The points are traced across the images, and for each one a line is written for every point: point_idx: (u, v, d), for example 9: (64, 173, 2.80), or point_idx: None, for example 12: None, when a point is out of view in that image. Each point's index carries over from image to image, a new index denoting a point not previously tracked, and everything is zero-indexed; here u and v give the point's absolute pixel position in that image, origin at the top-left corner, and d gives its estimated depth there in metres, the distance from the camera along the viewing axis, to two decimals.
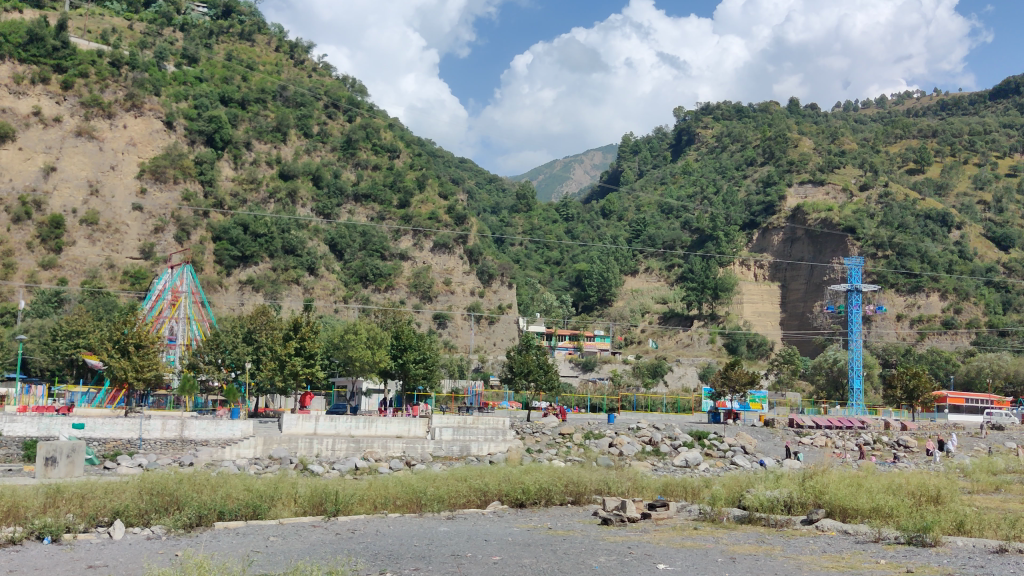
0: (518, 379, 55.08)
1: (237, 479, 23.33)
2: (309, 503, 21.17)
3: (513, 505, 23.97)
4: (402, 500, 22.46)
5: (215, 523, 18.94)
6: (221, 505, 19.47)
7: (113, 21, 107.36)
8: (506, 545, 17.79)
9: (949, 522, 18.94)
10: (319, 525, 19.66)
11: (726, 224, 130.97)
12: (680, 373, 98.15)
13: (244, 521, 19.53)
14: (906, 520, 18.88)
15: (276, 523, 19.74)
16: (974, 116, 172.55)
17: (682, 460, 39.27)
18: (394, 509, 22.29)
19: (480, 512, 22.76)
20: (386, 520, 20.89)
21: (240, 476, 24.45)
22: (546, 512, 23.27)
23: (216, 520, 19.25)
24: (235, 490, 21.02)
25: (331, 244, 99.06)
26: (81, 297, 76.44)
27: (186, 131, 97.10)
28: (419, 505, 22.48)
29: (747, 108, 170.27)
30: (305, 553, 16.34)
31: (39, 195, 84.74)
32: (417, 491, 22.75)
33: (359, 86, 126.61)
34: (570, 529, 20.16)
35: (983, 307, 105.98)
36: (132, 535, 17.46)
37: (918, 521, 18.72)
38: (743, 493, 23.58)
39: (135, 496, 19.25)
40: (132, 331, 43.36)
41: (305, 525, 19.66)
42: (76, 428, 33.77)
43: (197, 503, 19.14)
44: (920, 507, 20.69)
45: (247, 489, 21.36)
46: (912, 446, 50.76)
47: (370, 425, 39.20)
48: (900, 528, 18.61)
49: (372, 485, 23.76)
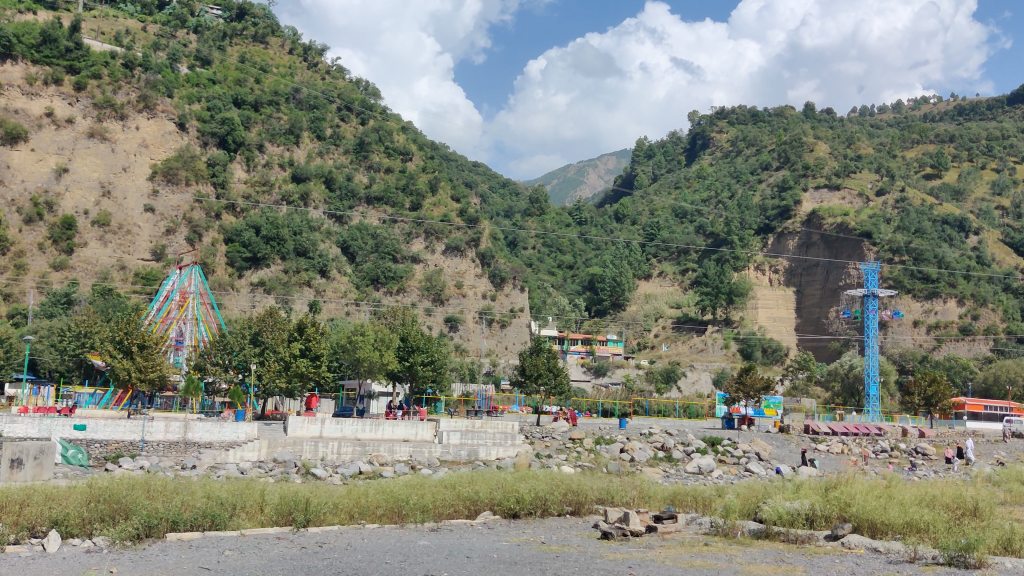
0: (529, 383, 53.99)
1: (201, 486, 22.43)
2: (277, 512, 20.30)
3: (506, 516, 22.99)
4: (383, 511, 21.62)
5: (167, 535, 18.18)
6: (175, 513, 18.65)
7: (126, 22, 106.67)
8: (489, 563, 16.81)
9: (994, 541, 17.89)
10: (286, 539, 18.71)
11: (741, 228, 129.43)
12: (694, 378, 96.55)
13: (201, 532, 18.73)
14: (943, 538, 17.88)
15: (237, 535, 18.85)
16: (992, 121, 170.66)
17: (694, 467, 38.11)
18: (374, 518, 21.47)
19: (468, 524, 21.81)
20: (362, 532, 20.00)
21: (206, 481, 23.39)
22: (542, 524, 22.32)
23: (168, 531, 18.45)
24: (194, 498, 20.14)
25: (342, 246, 98.15)
26: (91, 297, 75.19)
27: (199, 133, 96.57)
28: (401, 516, 21.64)
29: (762, 113, 168.71)
30: (265, 569, 15.52)
31: (51, 197, 84.40)
32: (400, 501, 21.90)
33: (372, 88, 125.91)
34: (566, 545, 19.17)
35: (1001, 313, 104.69)
36: (69, 548, 16.67)
37: (957, 537, 17.68)
38: (759, 505, 22.57)
39: (80, 503, 18.50)
40: (136, 332, 42.64)
41: (270, 538, 18.75)
42: (77, 429, 32.85)
43: (147, 511, 18.38)
44: (959, 522, 19.69)
45: (208, 497, 20.45)
46: (931, 454, 49.49)
47: (376, 429, 38.23)
48: (938, 546, 17.56)
49: (351, 492, 22.89)
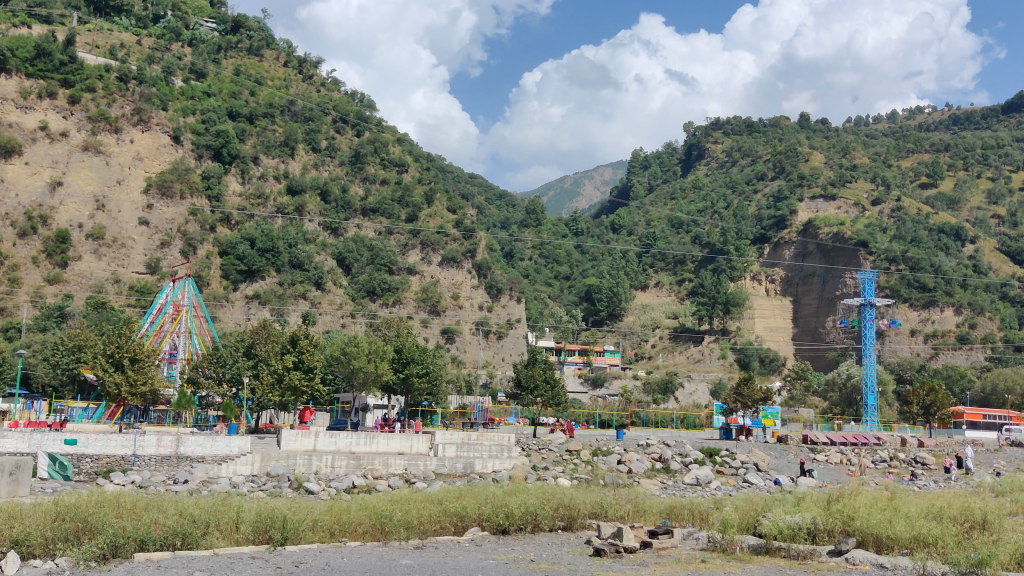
0: (525, 394, 53.55)
1: (175, 503, 22.03)
2: (253, 530, 19.91)
3: (495, 532, 22.60)
4: (366, 527, 21.28)
5: (134, 555, 17.93)
6: (143, 532, 18.39)
7: (121, 35, 106.16)
8: None
9: (1008, 558, 17.40)
10: (260, 558, 18.34)
11: (737, 238, 129.16)
12: (691, 389, 96.17)
13: (171, 551, 18.44)
14: (953, 553, 17.45)
15: (210, 554, 18.51)
16: (987, 130, 171.11)
17: (692, 478, 37.81)
18: (355, 536, 21.09)
19: (454, 541, 21.42)
20: (342, 551, 19.59)
21: (181, 498, 22.89)
22: (533, 540, 21.93)
23: (136, 550, 18.20)
24: (166, 515, 19.77)
25: (338, 258, 97.69)
26: (84, 311, 74.60)
27: (193, 145, 96.24)
28: (384, 533, 21.32)
29: (757, 123, 168.90)
30: None
31: (45, 210, 83.89)
32: (383, 516, 21.54)
33: (367, 100, 125.80)
34: (557, 563, 18.76)
35: (999, 322, 104.39)
36: (28, 569, 16.37)
37: (967, 553, 17.28)
38: (758, 519, 22.15)
39: (43, 521, 18.13)
40: (128, 345, 42.14)
41: (243, 557, 18.38)
42: (69, 443, 32.17)
43: (113, 530, 18.12)
44: (968, 537, 19.28)
45: (181, 514, 20.03)
46: (930, 463, 49.06)
47: (371, 442, 37.69)
48: (948, 562, 17.18)
49: (333, 508, 22.50)
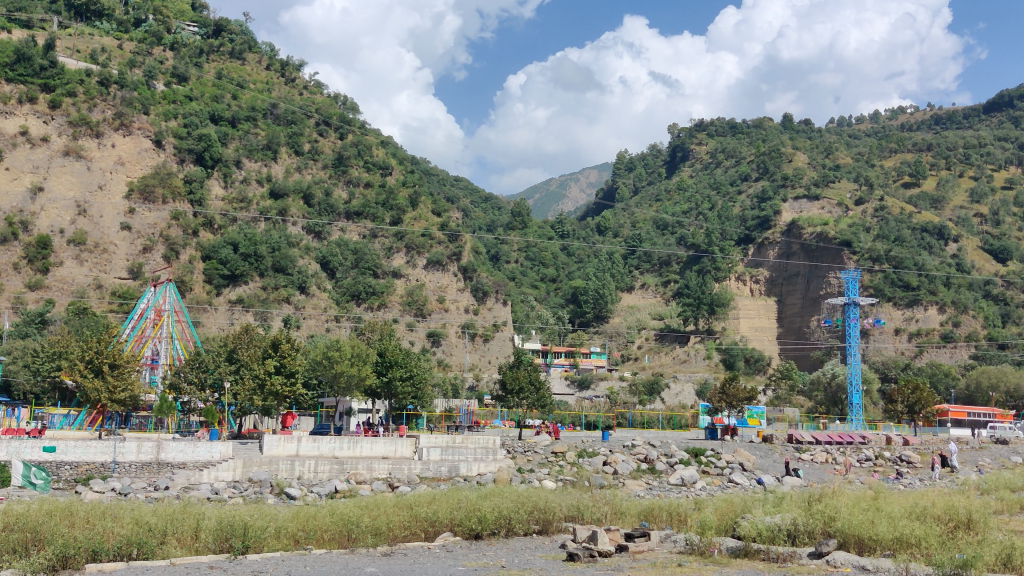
0: (510, 397, 53.13)
1: (131, 510, 21.61)
2: (213, 539, 19.59)
3: (467, 536, 22.32)
4: (333, 534, 20.97)
5: (86, 566, 17.62)
6: (95, 542, 18.11)
7: (102, 40, 105.12)
8: None
9: (993, 557, 17.19)
10: (218, 568, 18.00)
11: (722, 239, 129.24)
12: (677, 390, 96.14)
13: (125, 562, 18.18)
14: (936, 555, 17.26)
15: (166, 564, 18.22)
16: (969, 130, 172.07)
17: (677, 479, 37.69)
18: (321, 543, 20.81)
19: (425, 546, 21.18)
20: (306, 559, 19.29)
21: (141, 507, 22.43)
22: (505, 546, 21.61)
23: (87, 561, 17.91)
24: (121, 523, 19.49)
25: (322, 262, 97.05)
26: (66, 317, 73.90)
27: (175, 149, 95.51)
28: (351, 539, 20.98)
29: (741, 125, 169.28)
30: None
31: (26, 216, 83.06)
32: (351, 523, 21.21)
33: (350, 103, 125.24)
34: (529, 569, 18.43)
35: (982, 320, 105.02)
36: None
37: (950, 554, 17.11)
38: (738, 521, 21.97)
39: None
40: (107, 350, 41.61)
41: (200, 567, 18.07)
42: (47, 450, 31.65)
43: (63, 540, 17.77)
44: (952, 537, 19.07)
45: (138, 522, 19.74)
46: (916, 461, 49.01)
47: (354, 446, 37.20)
48: (931, 564, 16.97)
49: (300, 514, 22.21)
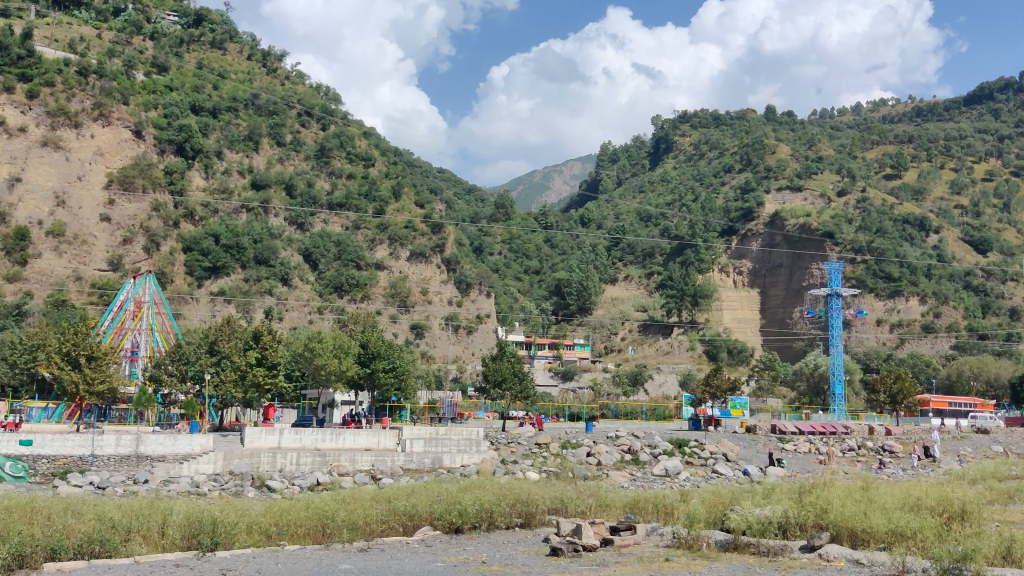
0: (493, 388, 52.78)
1: (96, 505, 21.14)
2: (182, 536, 19.23)
3: (447, 530, 22.04)
4: (307, 529, 20.66)
5: (45, 565, 17.19)
6: (55, 540, 17.69)
7: (81, 29, 103.61)
8: None
9: (993, 551, 17.07)
10: (185, 566, 17.64)
11: (705, 230, 128.16)
12: (660, 381, 95.91)
13: (87, 560, 17.79)
14: (934, 549, 17.10)
15: (130, 563, 17.84)
16: (949, 122, 172.95)
17: (661, 469, 37.62)
18: (294, 538, 20.48)
19: (402, 541, 20.90)
20: (278, 555, 18.98)
21: (106, 502, 21.94)
22: (486, 540, 21.39)
23: (47, 559, 17.50)
24: (86, 520, 19.04)
25: (305, 253, 95.99)
26: (44, 309, 72.98)
27: (156, 140, 94.23)
28: (326, 535, 20.67)
29: (724, 116, 169.46)
30: None
31: (3, 207, 82.07)
32: (325, 518, 20.88)
33: (333, 93, 124.19)
34: (510, 564, 18.21)
35: (962, 311, 106.39)
36: None
37: (947, 548, 16.94)
38: (726, 513, 21.79)
39: None
40: (85, 343, 40.88)
41: (166, 565, 17.70)
42: (24, 444, 31.02)
43: (23, 538, 17.32)
44: (948, 529, 18.93)
45: (103, 518, 19.32)
46: (898, 451, 49.10)
47: (336, 438, 36.79)
48: (928, 559, 16.79)
49: (275, 508, 21.87)
